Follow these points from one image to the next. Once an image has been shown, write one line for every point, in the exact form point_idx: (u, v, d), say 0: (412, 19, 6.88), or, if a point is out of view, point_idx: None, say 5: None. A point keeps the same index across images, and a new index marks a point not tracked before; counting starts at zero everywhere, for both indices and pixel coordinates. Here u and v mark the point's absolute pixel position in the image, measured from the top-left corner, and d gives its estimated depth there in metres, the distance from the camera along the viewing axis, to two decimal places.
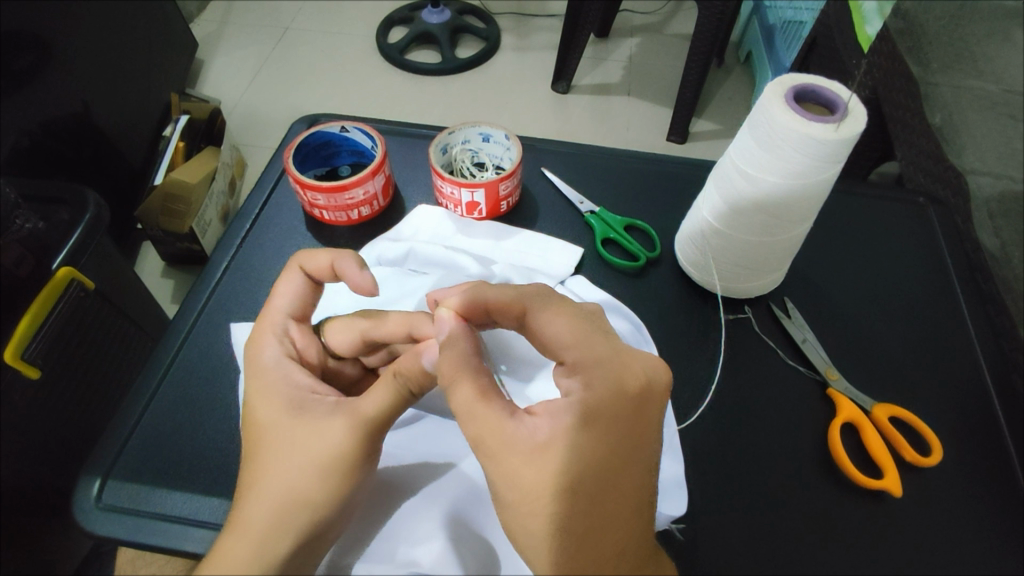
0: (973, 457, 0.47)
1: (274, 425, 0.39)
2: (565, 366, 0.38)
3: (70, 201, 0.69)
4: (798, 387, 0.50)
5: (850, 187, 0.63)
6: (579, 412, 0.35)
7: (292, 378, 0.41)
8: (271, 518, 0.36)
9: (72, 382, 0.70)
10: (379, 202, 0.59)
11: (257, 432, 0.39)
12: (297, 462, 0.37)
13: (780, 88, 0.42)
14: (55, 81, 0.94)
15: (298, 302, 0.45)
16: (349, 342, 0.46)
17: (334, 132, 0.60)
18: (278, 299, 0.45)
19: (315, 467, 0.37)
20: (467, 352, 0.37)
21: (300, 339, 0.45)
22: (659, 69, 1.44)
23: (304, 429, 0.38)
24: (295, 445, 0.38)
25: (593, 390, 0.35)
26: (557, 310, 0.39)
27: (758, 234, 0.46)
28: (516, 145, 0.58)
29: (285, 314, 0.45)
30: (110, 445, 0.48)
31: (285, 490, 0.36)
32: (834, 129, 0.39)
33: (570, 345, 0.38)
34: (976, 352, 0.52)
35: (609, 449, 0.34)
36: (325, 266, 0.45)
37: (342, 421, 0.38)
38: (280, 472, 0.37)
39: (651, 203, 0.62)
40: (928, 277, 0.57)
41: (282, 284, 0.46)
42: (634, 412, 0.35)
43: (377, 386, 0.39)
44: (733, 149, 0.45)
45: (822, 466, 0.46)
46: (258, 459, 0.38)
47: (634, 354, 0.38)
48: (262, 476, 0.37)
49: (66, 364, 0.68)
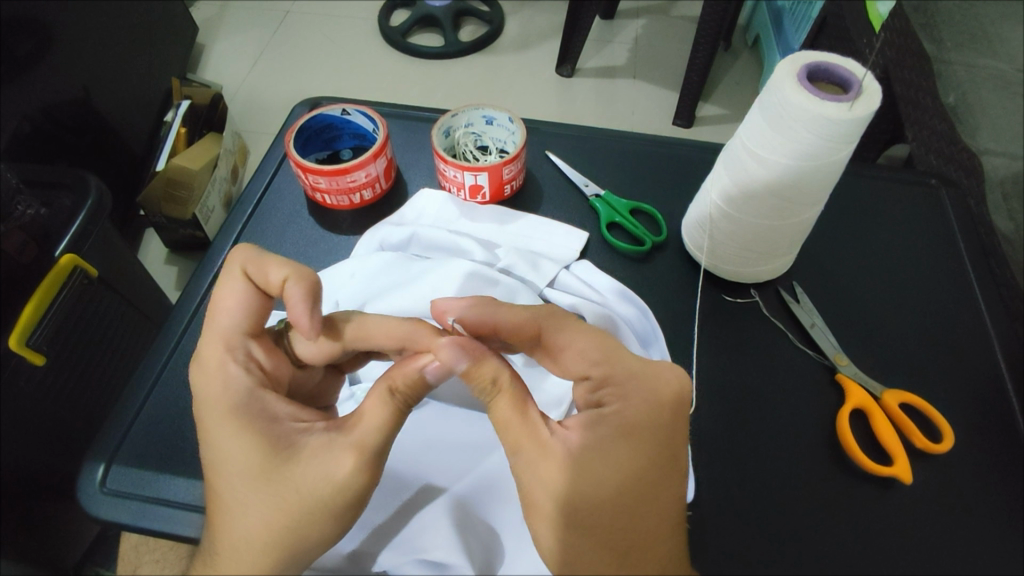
0: (984, 445, 0.46)
1: (260, 471, 0.35)
2: (591, 385, 0.38)
3: (72, 185, 0.68)
4: (806, 373, 0.49)
5: (861, 169, 0.62)
6: (615, 427, 0.36)
7: (270, 410, 0.38)
8: (269, 561, 0.35)
9: (76, 369, 0.69)
10: (381, 185, 0.59)
11: (232, 479, 0.36)
12: (296, 509, 0.35)
13: (792, 67, 0.41)
14: (55, 67, 0.93)
15: (247, 317, 0.41)
16: (320, 352, 0.44)
17: (335, 114, 0.59)
18: (224, 316, 0.41)
19: (314, 510, 0.35)
20: (478, 370, 0.37)
21: (265, 360, 0.41)
22: (665, 52, 1.42)
23: (298, 471, 0.36)
24: (292, 489, 0.35)
25: (626, 403, 0.36)
26: (573, 329, 0.40)
27: (767, 218, 0.45)
28: (521, 128, 0.57)
29: (241, 333, 0.40)
30: (112, 430, 0.48)
31: (283, 535, 0.35)
32: (849, 107, 0.38)
33: (597, 361, 0.38)
34: (990, 336, 0.51)
35: (644, 463, 0.35)
36: (275, 283, 0.40)
37: (347, 457, 0.36)
38: (271, 517, 0.35)
39: (657, 187, 0.61)
40: (940, 262, 0.56)
41: (223, 296, 0.41)
42: (668, 426, 0.36)
43: (370, 401, 0.37)
44: (743, 130, 0.44)
45: (830, 453, 0.45)
46: (243, 507, 0.35)
47: (667, 366, 0.38)
48: (250, 525, 0.35)
49: (71, 350, 0.68)
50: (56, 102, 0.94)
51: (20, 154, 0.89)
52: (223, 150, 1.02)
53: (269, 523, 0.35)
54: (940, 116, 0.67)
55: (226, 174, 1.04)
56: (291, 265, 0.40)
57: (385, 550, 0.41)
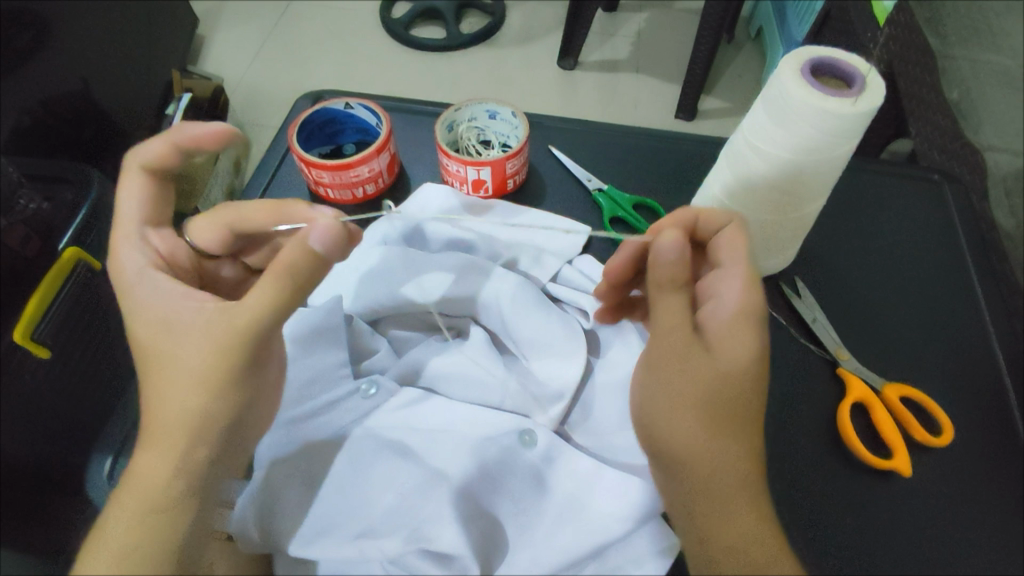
0: (983, 439, 0.46)
1: (163, 347, 0.38)
2: (717, 272, 0.42)
3: (73, 178, 0.73)
4: (808, 367, 0.49)
5: (861, 164, 0.62)
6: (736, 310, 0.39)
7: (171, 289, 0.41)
8: (173, 439, 0.37)
9: (84, 365, 0.69)
10: (384, 180, 0.59)
11: (138, 341, 0.39)
12: (189, 381, 0.37)
13: (795, 62, 0.41)
14: (54, 61, 0.94)
15: (141, 204, 0.44)
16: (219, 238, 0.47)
17: (338, 108, 0.59)
18: (124, 208, 0.44)
19: (201, 380, 0.37)
20: (674, 269, 0.40)
21: (161, 245, 0.44)
22: (668, 44, 1.42)
23: (194, 339, 0.38)
24: (195, 353, 0.38)
25: (729, 331, 0.39)
26: (732, 237, 0.42)
27: (769, 212, 0.46)
28: (523, 122, 0.57)
29: (138, 222, 0.44)
30: (120, 422, 0.48)
31: (185, 398, 0.37)
32: (852, 103, 0.38)
33: (731, 263, 0.41)
34: (990, 331, 0.52)
35: (747, 383, 0.37)
36: (167, 154, 0.44)
37: (249, 312, 0.38)
38: (175, 395, 0.37)
39: (661, 182, 0.61)
40: (942, 258, 0.56)
41: (124, 190, 0.44)
42: (757, 359, 0.38)
43: (258, 284, 0.38)
44: (745, 125, 0.44)
45: (829, 445, 0.46)
46: (154, 373, 0.38)
47: (722, 407, 0.37)
48: (156, 394, 0.38)
49: (80, 344, 0.68)
50: (58, 96, 0.95)
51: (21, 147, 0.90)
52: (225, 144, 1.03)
53: (171, 400, 0.37)
54: (943, 112, 0.67)
55: (228, 168, 1.04)
56: (171, 132, 0.43)
57: (384, 537, 0.40)
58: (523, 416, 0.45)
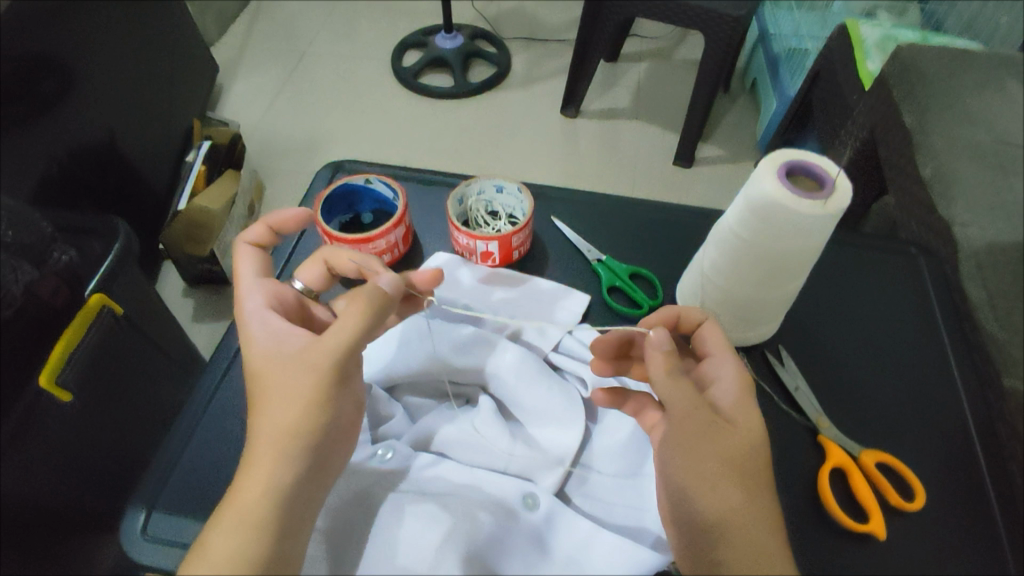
0: (955, 505, 0.50)
1: (275, 371, 0.46)
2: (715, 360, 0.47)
3: (103, 231, 0.80)
4: (792, 434, 0.53)
5: (839, 235, 0.68)
6: (739, 392, 0.44)
7: (268, 323, 0.48)
8: (276, 453, 0.42)
9: (102, 400, 0.79)
10: (399, 250, 0.63)
11: (254, 375, 0.46)
12: (295, 400, 0.44)
13: (772, 164, 0.46)
14: (76, 115, 1.02)
15: (257, 263, 0.54)
16: (319, 275, 0.57)
17: (358, 184, 0.64)
18: (243, 269, 0.54)
19: (306, 399, 0.44)
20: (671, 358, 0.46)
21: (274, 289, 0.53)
22: (664, 94, 1.66)
23: (292, 358, 0.46)
24: (296, 372, 0.45)
25: (731, 398, 0.44)
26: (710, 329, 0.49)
27: (752, 291, 0.50)
28: (528, 199, 0.62)
29: (254, 275, 0.53)
30: (153, 478, 0.52)
31: (282, 418, 0.43)
32: (822, 204, 0.43)
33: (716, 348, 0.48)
34: (960, 397, 0.56)
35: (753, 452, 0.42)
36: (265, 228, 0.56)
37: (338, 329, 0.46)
38: (283, 414, 0.43)
39: (656, 253, 0.65)
40: (916, 326, 0.61)
41: (239, 259, 0.54)
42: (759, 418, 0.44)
43: (341, 320, 0.46)
44: (729, 214, 0.49)
45: (808, 508, 0.49)
46: (263, 397, 0.45)
47: (745, 464, 0.41)
48: (267, 415, 0.44)
49: (96, 385, 0.77)
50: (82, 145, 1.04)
51: (51, 194, 0.97)
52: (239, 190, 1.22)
53: (276, 418, 0.43)
54: None
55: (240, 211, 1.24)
56: (263, 217, 0.57)
57: None
58: (527, 480, 0.49)
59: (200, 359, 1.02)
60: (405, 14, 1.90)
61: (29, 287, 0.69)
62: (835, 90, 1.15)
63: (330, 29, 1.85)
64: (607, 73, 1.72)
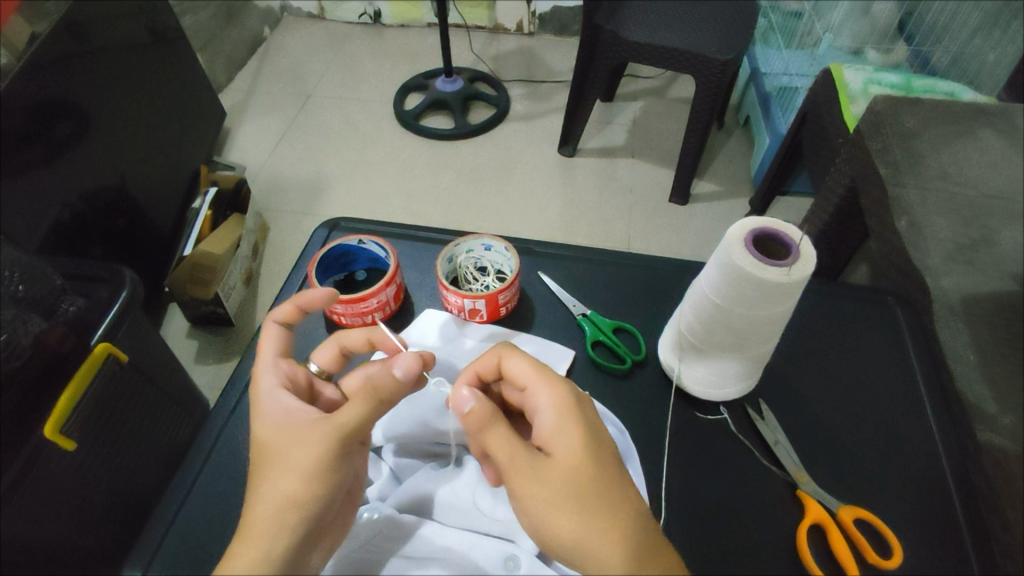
0: (931, 560, 0.51)
1: (279, 445, 0.46)
2: (530, 394, 0.49)
3: (110, 277, 0.81)
4: (772, 488, 0.54)
5: (819, 286, 0.69)
6: (555, 420, 0.46)
7: (279, 403, 0.49)
8: (276, 522, 0.44)
9: (106, 446, 0.81)
10: (391, 307, 0.66)
11: (260, 449, 0.47)
12: (297, 473, 0.45)
13: (740, 232, 0.48)
14: (87, 163, 1.06)
15: (278, 344, 0.54)
16: (332, 355, 0.56)
17: (352, 244, 0.67)
18: (263, 347, 0.54)
19: (309, 473, 0.45)
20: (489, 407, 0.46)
21: (288, 370, 0.53)
22: (657, 132, 1.70)
23: (297, 439, 0.46)
24: (300, 452, 0.46)
25: (558, 418, 0.46)
26: (517, 356, 0.51)
27: (728, 350, 0.52)
28: (515, 257, 0.64)
29: (272, 355, 0.53)
30: (150, 538, 0.53)
31: (281, 497, 0.44)
32: (787, 272, 0.45)
33: (525, 379, 0.49)
34: (937, 449, 0.57)
35: (591, 473, 0.44)
36: (290, 308, 0.55)
37: (346, 412, 0.47)
38: (285, 484, 0.45)
39: (639, 306, 0.67)
40: (894, 376, 0.62)
41: (263, 337, 0.55)
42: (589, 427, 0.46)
43: (353, 400, 0.47)
44: (702, 277, 0.51)
45: (786, 564, 0.50)
46: (263, 471, 0.46)
47: (589, 481, 0.44)
48: (267, 490, 0.45)
49: (99, 432, 0.79)
50: (93, 190, 1.08)
51: (63, 238, 1.00)
52: (244, 233, 1.26)
53: (277, 488, 0.45)
54: None
55: (246, 253, 1.27)
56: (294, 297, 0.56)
57: None
58: (509, 542, 0.50)
59: (200, 404, 1.04)
60: (405, 58, 1.96)
61: (37, 339, 0.70)
62: (820, 131, 1.18)
63: (335, 72, 1.91)
64: (604, 112, 1.77)
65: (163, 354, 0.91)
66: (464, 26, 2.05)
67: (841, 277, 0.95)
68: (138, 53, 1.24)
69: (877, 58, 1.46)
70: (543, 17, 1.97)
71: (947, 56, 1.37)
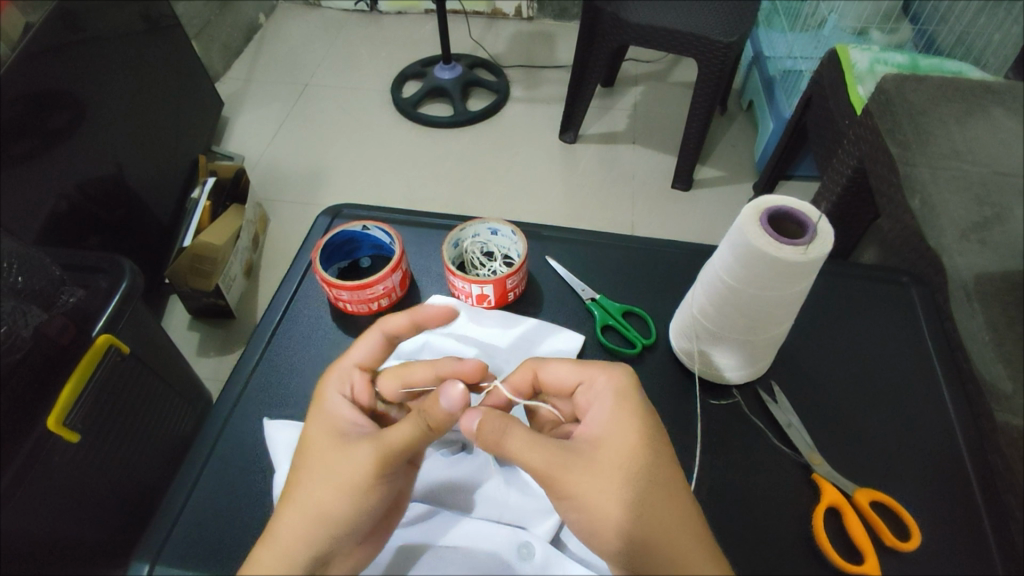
0: (951, 542, 0.50)
1: (324, 452, 0.47)
2: (585, 387, 0.49)
3: (109, 267, 0.80)
4: (788, 472, 0.53)
5: (830, 268, 0.68)
6: (612, 407, 0.46)
7: (342, 414, 0.50)
8: (307, 527, 0.44)
9: (110, 436, 0.81)
10: (397, 293, 0.65)
11: (304, 455, 0.47)
12: (331, 483, 0.45)
13: (754, 211, 0.47)
14: (84, 152, 1.05)
15: (367, 355, 0.53)
16: (396, 389, 0.53)
17: (356, 230, 0.66)
18: (353, 350, 0.53)
19: (349, 488, 0.45)
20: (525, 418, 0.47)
21: (362, 386, 0.52)
22: (659, 116, 1.69)
23: (344, 453, 0.46)
24: (342, 465, 0.45)
25: (613, 404, 0.46)
26: (553, 360, 0.52)
27: (743, 332, 0.51)
28: (522, 240, 0.63)
29: (354, 363, 0.53)
30: (158, 531, 0.53)
31: (314, 507, 0.44)
32: (803, 251, 0.44)
33: (570, 379, 0.50)
34: (953, 430, 0.56)
35: (645, 451, 0.44)
36: (402, 326, 0.54)
37: (396, 432, 0.46)
38: (321, 495, 0.45)
39: (648, 289, 0.67)
40: (909, 357, 0.61)
41: (362, 339, 0.53)
42: (646, 413, 0.46)
43: (403, 421, 0.46)
44: (716, 259, 0.50)
45: (803, 548, 0.50)
46: (299, 476, 0.46)
47: (650, 466, 0.44)
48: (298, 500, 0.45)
49: (102, 423, 0.79)
50: (89, 180, 1.06)
51: (60, 229, 0.99)
52: (243, 223, 1.25)
53: (310, 497, 0.45)
54: None
55: (246, 244, 1.26)
56: (412, 311, 0.55)
57: None
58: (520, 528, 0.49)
59: (203, 396, 1.03)
60: (403, 45, 1.94)
61: (38, 331, 0.70)
62: (825, 113, 1.16)
63: (332, 60, 1.89)
64: (605, 97, 1.75)
65: (166, 344, 0.91)
66: (462, 11, 2.03)
67: (850, 260, 0.94)
68: (133, 43, 1.22)
69: (883, 40, 1.45)
70: (542, 1, 1.94)
71: (953, 35, 1.36)
